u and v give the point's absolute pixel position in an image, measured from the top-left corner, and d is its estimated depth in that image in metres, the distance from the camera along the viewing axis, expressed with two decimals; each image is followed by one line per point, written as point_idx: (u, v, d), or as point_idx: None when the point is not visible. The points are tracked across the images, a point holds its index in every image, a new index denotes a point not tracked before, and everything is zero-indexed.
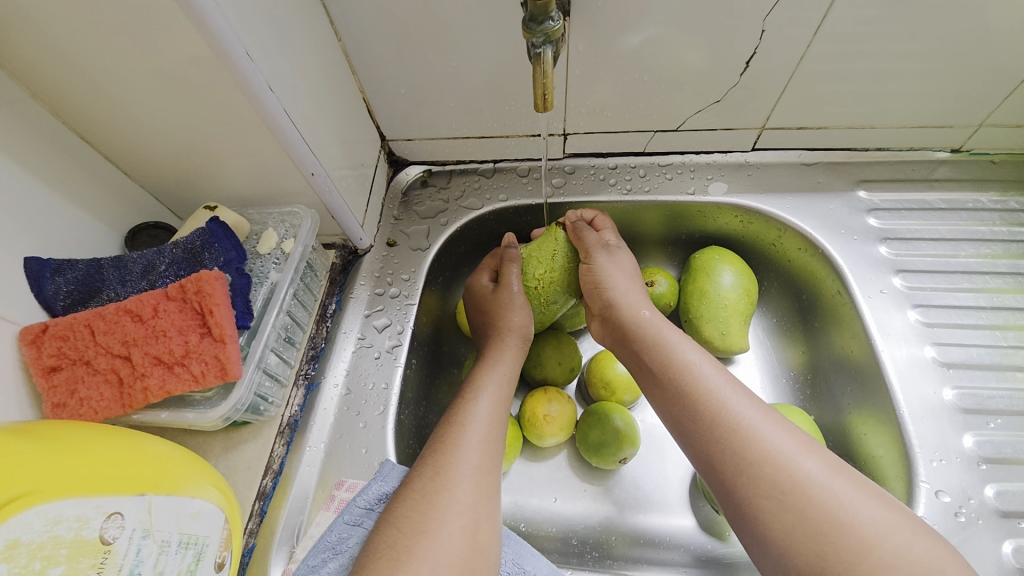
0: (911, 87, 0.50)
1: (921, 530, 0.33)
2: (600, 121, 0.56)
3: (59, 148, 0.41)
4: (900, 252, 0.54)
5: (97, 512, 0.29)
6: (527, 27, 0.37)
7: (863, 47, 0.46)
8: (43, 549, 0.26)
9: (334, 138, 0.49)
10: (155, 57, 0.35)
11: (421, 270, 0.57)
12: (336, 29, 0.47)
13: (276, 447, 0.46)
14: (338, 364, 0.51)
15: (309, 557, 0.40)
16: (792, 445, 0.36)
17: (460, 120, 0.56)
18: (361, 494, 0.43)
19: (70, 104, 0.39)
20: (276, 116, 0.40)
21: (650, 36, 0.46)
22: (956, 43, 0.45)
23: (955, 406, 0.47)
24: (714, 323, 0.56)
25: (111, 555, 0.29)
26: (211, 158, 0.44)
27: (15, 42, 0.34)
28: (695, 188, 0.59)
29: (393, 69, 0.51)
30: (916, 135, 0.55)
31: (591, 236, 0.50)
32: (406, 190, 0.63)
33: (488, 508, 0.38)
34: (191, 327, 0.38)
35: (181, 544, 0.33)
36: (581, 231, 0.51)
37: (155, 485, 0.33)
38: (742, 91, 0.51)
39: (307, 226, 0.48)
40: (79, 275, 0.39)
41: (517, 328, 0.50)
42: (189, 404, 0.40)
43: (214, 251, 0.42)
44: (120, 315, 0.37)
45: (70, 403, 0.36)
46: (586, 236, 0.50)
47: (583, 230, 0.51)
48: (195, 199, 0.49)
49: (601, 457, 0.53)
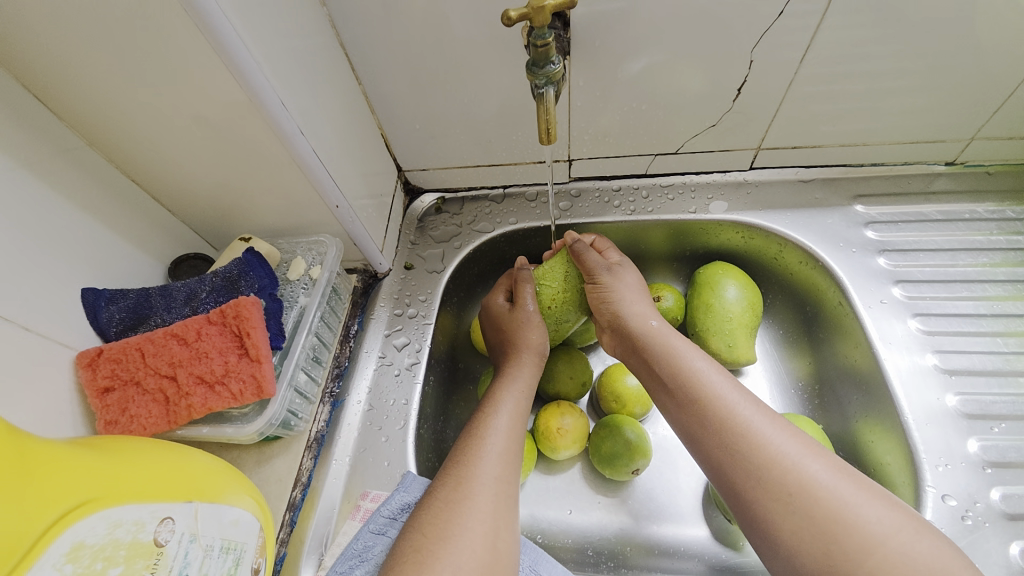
0: (898, 106, 0.52)
1: (924, 529, 0.34)
2: (602, 147, 0.59)
3: (112, 189, 0.45)
4: (899, 263, 0.56)
5: (152, 516, 0.32)
6: (530, 71, 0.41)
7: (847, 70, 0.49)
8: (104, 550, 0.29)
9: (356, 171, 0.53)
10: (200, 107, 0.39)
11: (436, 291, 0.61)
12: (357, 74, 0.52)
13: (304, 461, 0.49)
14: (361, 381, 0.54)
15: (337, 564, 0.42)
16: (797, 449, 0.38)
17: (471, 150, 0.60)
18: (385, 504, 0.45)
19: (123, 150, 0.44)
20: (305, 155, 0.44)
21: (644, 68, 0.50)
22: (936, 63, 0.48)
23: (958, 412, 0.48)
24: (721, 335, 0.58)
25: (163, 556, 0.32)
26: (245, 194, 0.48)
27: (81, 99, 0.39)
28: (696, 207, 0.62)
29: (409, 108, 0.55)
30: (909, 150, 0.58)
31: (592, 257, 0.52)
32: (422, 217, 0.67)
33: (507, 515, 0.40)
34: (230, 348, 0.42)
35: (222, 549, 0.36)
36: (582, 252, 0.53)
37: (200, 493, 0.36)
38: (735, 115, 0.55)
39: (332, 253, 0.52)
40: (130, 303, 0.43)
41: (535, 346, 0.53)
42: (228, 420, 0.43)
43: (249, 278, 0.46)
44: (167, 339, 0.41)
45: (121, 420, 0.39)
46: (587, 257, 0.52)
47: (583, 252, 0.53)
48: (230, 230, 0.53)
49: (615, 469, 0.54)
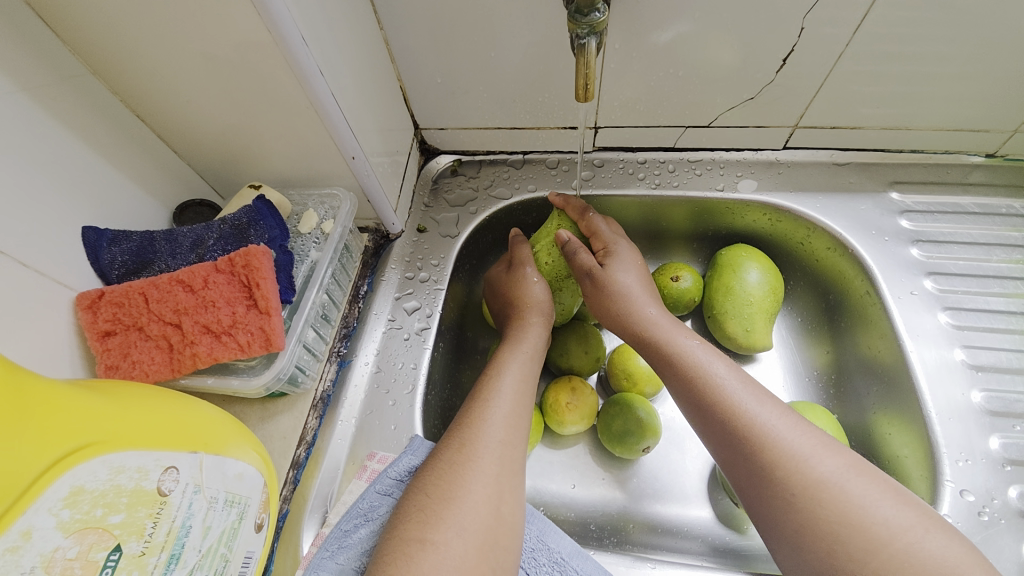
0: (951, 90, 0.49)
1: (938, 528, 0.33)
2: (631, 115, 0.56)
3: (116, 124, 0.42)
4: (932, 254, 0.54)
5: (156, 465, 0.31)
6: (572, 18, 0.38)
7: (903, 47, 0.46)
8: (105, 497, 0.28)
9: (373, 124, 0.50)
10: (211, 40, 0.36)
11: (449, 256, 0.59)
12: (379, 17, 0.48)
13: (309, 420, 0.48)
14: (369, 343, 0.52)
15: (342, 521, 0.42)
16: (806, 445, 0.37)
17: (494, 110, 0.57)
18: (393, 466, 0.44)
19: (128, 82, 0.41)
20: (324, 99, 0.41)
21: (686, 30, 0.46)
22: (999, 44, 0.45)
23: (982, 408, 0.47)
24: (739, 319, 0.56)
25: (167, 506, 0.31)
26: (258, 139, 0.45)
27: (81, 20, 0.36)
28: (724, 184, 0.59)
29: (430, 59, 0.52)
30: (951, 138, 0.55)
31: (584, 257, 0.50)
32: (437, 178, 0.64)
33: (512, 483, 0.39)
34: (238, 298, 0.40)
35: (226, 502, 0.35)
36: (575, 251, 0.51)
37: (206, 444, 0.35)
38: (776, 89, 0.51)
39: (346, 208, 0.50)
40: (133, 246, 0.41)
41: (537, 304, 0.51)
42: (234, 372, 0.42)
43: (259, 228, 0.43)
44: (173, 285, 0.39)
45: (122, 365, 0.37)
46: (580, 257, 0.50)
47: (577, 250, 0.51)
48: (239, 178, 0.50)
49: (625, 447, 0.53)
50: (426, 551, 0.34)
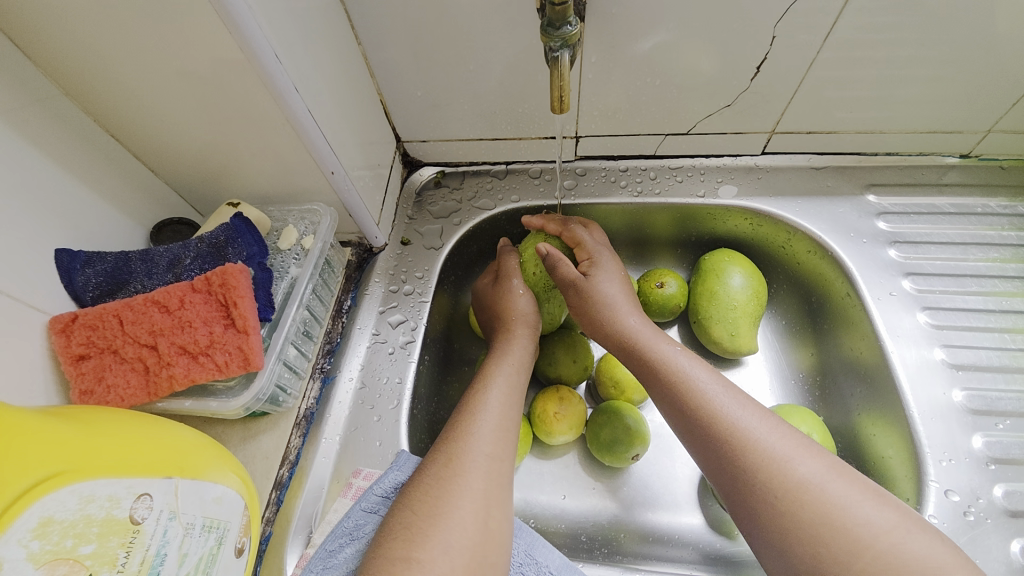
0: (922, 93, 0.50)
1: (918, 528, 0.33)
2: (611, 124, 0.57)
3: (91, 144, 0.42)
4: (909, 255, 0.55)
5: (128, 492, 0.30)
6: (545, 31, 0.38)
7: (874, 51, 0.46)
8: (75, 527, 0.27)
9: (353, 137, 0.50)
10: (185, 61, 0.36)
11: (434, 268, 0.59)
12: (356, 32, 0.48)
13: (292, 439, 0.47)
14: (353, 358, 0.52)
15: (327, 542, 0.41)
16: (788, 447, 0.37)
17: (475, 122, 0.57)
18: (378, 482, 0.44)
19: (101, 101, 0.40)
20: (300, 115, 0.41)
21: (662, 40, 0.47)
22: (966, 49, 0.46)
23: (964, 407, 0.48)
24: (723, 323, 0.56)
25: (140, 534, 0.30)
26: (236, 157, 0.45)
27: (52, 41, 0.35)
28: (705, 190, 0.60)
29: (410, 73, 0.52)
30: (925, 140, 0.56)
31: (565, 268, 0.50)
32: (420, 190, 0.64)
33: (500, 498, 0.39)
34: (215, 318, 0.39)
35: (203, 528, 0.34)
36: (555, 262, 0.51)
37: (182, 469, 0.34)
38: (752, 96, 0.52)
39: (326, 223, 0.50)
40: (107, 267, 0.41)
41: (522, 315, 0.52)
42: (212, 393, 0.41)
43: (237, 245, 0.43)
44: (147, 306, 0.38)
45: (97, 390, 0.37)
46: (560, 269, 0.50)
47: (557, 262, 0.50)
48: (218, 195, 0.50)
49: (613, 456, 0.53)
50: (413, 569, 0.33)
